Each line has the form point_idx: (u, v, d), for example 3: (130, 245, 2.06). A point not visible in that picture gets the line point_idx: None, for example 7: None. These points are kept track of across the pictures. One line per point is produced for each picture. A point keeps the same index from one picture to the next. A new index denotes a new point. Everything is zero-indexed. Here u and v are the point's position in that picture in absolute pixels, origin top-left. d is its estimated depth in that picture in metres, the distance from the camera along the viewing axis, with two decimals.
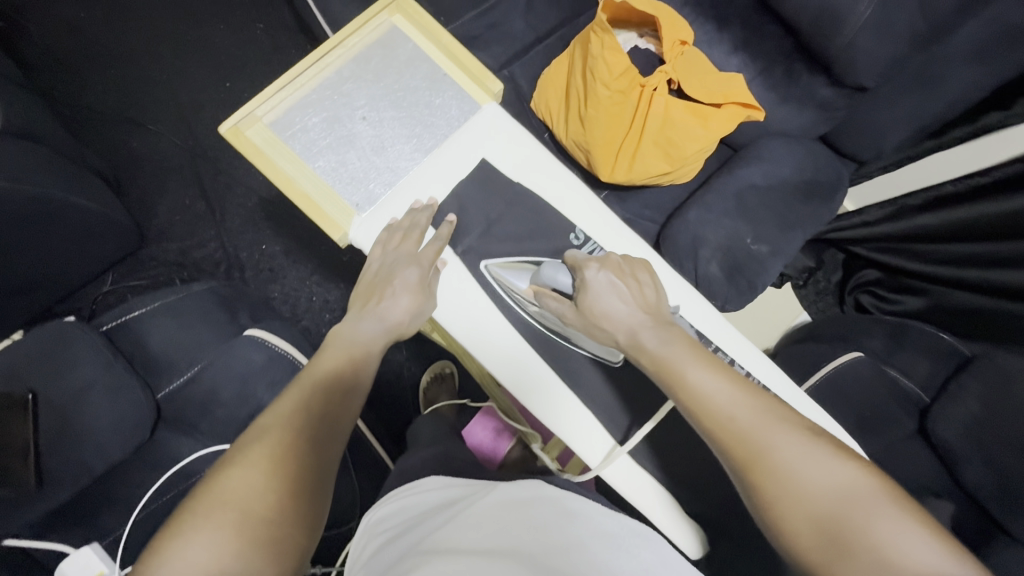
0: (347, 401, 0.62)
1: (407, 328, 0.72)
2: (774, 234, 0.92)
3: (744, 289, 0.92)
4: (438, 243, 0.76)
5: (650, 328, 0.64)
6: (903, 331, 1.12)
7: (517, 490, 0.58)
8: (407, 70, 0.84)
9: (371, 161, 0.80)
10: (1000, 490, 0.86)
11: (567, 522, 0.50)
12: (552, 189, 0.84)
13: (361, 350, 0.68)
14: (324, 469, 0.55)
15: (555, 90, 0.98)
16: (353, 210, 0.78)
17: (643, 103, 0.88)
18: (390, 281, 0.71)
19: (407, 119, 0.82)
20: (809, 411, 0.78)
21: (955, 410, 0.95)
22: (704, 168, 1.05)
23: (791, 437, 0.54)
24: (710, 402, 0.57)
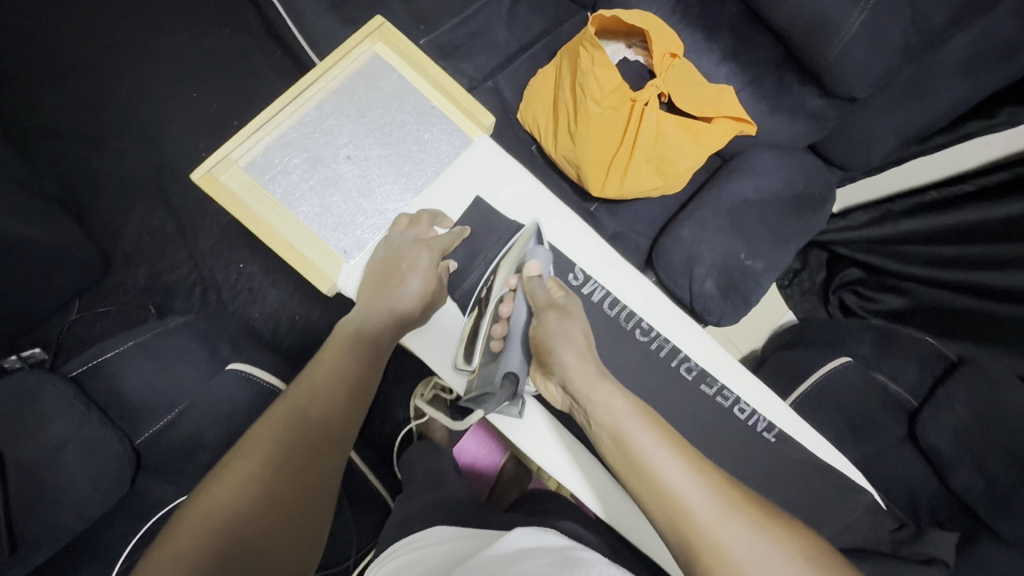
0: (352, 408, 0.58)
1: (415, 318, 0.69)
2: (768, 252, 0.91)
3: (740, 307, 0.90)
4: (451, 236, 0.75)
5: (598, 380, 0.60)
6: (892, 336, 1.12)
7: (516, 538, 0.55)
8: (393, 104, 0.82)
9: (358, 204, 0.78)
10: (988, 496, 0.87)
11: (571, 571, 0.48)
12: (548, 225, 0.80)
13: (367, 346, 0.64)
14: (325, 475, 0.52)
15: (542, 103, 0.95)
16: (340, 257, 0.76)
17: (634, 118, 0.86)
18: (399, 265, 0.71)
19: (394, 156, 0.81)
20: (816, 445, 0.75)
21: (944, 418, 0.95)
22: (694, 178, 1.04)
23: (741, 524, 0.48)
24: (652, 468, 0.53)
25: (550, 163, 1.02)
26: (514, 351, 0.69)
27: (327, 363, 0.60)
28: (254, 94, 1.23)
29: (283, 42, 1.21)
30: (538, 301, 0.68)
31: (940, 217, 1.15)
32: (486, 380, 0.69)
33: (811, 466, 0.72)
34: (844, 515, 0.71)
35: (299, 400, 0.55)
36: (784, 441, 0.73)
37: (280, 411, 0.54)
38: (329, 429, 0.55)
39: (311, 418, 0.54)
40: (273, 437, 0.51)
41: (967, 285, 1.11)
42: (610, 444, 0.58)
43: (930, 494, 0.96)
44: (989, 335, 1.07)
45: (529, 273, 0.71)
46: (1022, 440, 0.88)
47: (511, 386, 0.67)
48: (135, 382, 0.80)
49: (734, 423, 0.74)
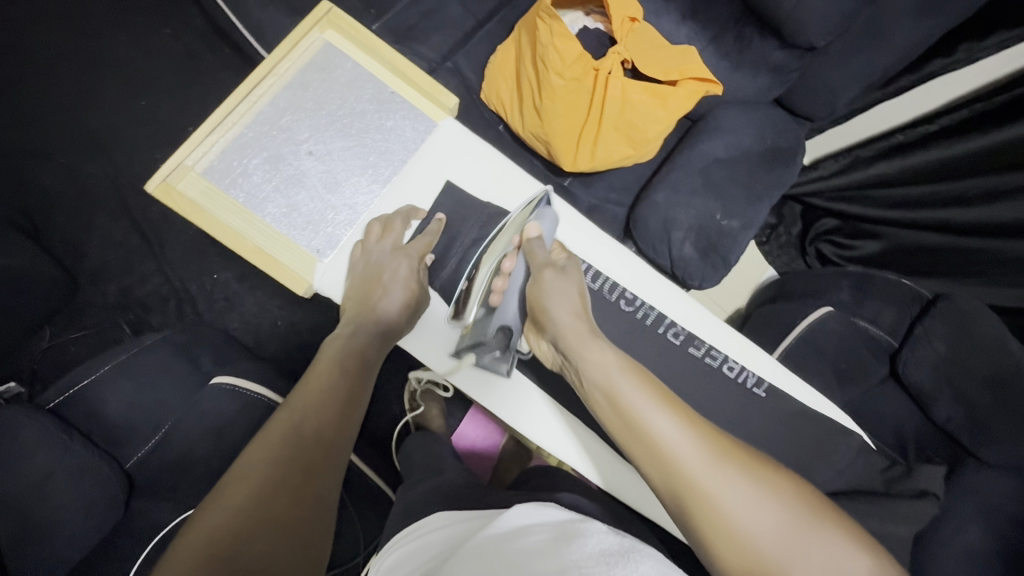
0: (344, 420, 0.58)
1: (401, 327, 0.68)
2: (743, 209, 0.92)
3: (721, 267, 0.91)
4: (428, 237, 0.74)
5: (590, 340, 0.63)
6: (869, 280, 1.15)
7: (517, 516, 0.56)
8: (351, 92, 0.80)
9: (326, 201, 0.76)
10: (970, 422, 0.92)
11: (570, 543, 0.49)
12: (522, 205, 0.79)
13: (356, 362, 0.64)
14: (322, 491, 0.51)
15: (506, 79, 0.93)
16: (314, 256, 0.74)
17: (600, 87, 0.85)
18: (379, 276, 0.70)
19: (358, 148, 0.78)
20: (806, 396, 0.76)
21: (923, 351, 0.99)
22: (666, 143, 1.04)
23: (730, 472, 0.51)
24: (644, 423, 0.56)
25: (520, 140, 1.01)
26: (511, 306, 0.73)
27: (316, 379, 0.60)
28: (206, 95, 1.18)
29: (230, 38, 1.16)
30: (536, 260, 0.70)
31: (904, 159, 1.17)
32: (480, 332, 0.71)
33: (802, 416, 0.74)
34: (834, 461, 0.72)
35: (290, 416, 0.55)
36: (775, 396, 0.75)
37: (272, 428, 0.54)
38: (323, 442, 0.54)
39: (304, 432, 0.54)
40: (268, 455, 0.51)
41: (936, 224, 1.14)
42: (602, 400, 0.60)
43: (914, 428, 1.00)
44: (961, 271, 1.12)
45: (528, 234, 0.72)
46: (998, 366, 0.92)
47: (504, 337, 0.72)
48: (116, 403, 0.78)
49: (724, 382, 0.75)
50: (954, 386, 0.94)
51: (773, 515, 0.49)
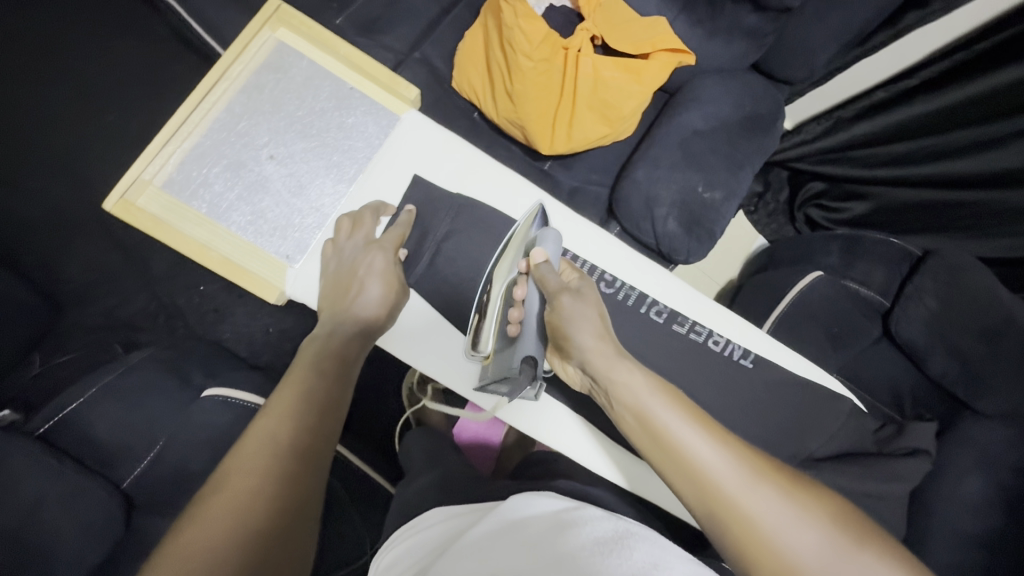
0: (322, 427, 0.56)
1: (380, 324, 0.69)
2: (724, 181, 0.91)
3: (706, 240, 0.90)
4: (399, 228, 0.74)
5: (617, 360, 0.59)
6: (857, 242, 1.15)
7: (510, 510, 0.57)
8: (309, 91, 0.79)
9: (292, 205, 0.76)
10: (966, 374, 0.91)
11: (560, 534, 0.49)
12: (493, 193, 0.80)
13: (336, 362, 0.63)
14: (303, 497, 0.51)
15: (475, 65, 0.91)
16: (284, 262, 0.74)
17: (570, 66, 0.84)
18: (355, 273, 0.69)
19: (320, 148, 0.78)
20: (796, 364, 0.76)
21: (914, 309, 0.99)
22: (644, 118, 1.03)
23: (766, 492, 0.51)
24: (680, 447, 0.53)
25: (495, 128, 0.99)
26: (530, 335, 0.67)
27: (293, 384, 0.59)
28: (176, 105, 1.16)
29: (194, 45, 1.13)
30: (548, 286, 0.66)
31: (895, 114, 1.15)
32: (503, 365, 0.67)
33: (791, 384, 0.74)
34: (826, 426, 0.73)
35: (268, 425, 0.54)
36: (763, 365, 0.75)
37: (248, 439, 0.53)
38: (300, 451, 0.53)
39: (281, 443, 0.53)
40: (246, 468, 0.50)
41: (932, 179, 1.12)
42: (633, 422, 0.58)
43: (911, 385, 1.02)
44: (951, 225, 1.12)
45: (535, 260, 0.68)
46: (988, 318, 0.92)
47: (530, 368, 0.66)
48: (106, 424, 0.78)
49: (710, 356, 0.75)
50: (947, 341, 0.94)
51: (813, 536, 0.49)
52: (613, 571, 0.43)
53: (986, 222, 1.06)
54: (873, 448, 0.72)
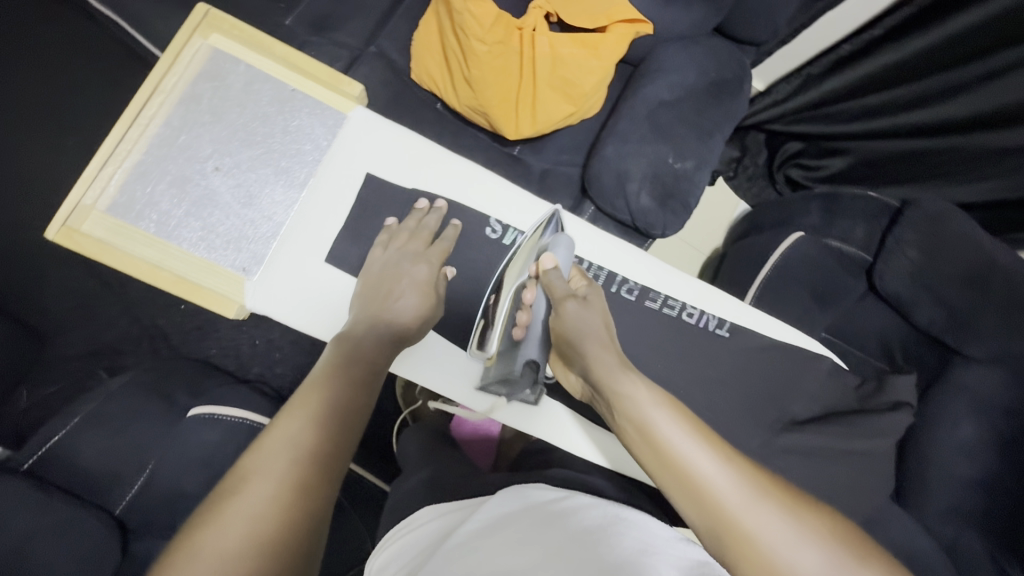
0: (344, 437, 0.57)
1: (412, 333, 0.71)
2: (694, 149, 0.90)
3: (681, 212, 0.89)
4: (446, 243, 0.77)
5: (621, 371, 0.60)
6: (836, 199, 1.15)
7: (509, 500, 0.57)
8: (249, 97, 0.78)
9: (243, 216, 0.75)
10: (950, 322, 0.97)
11: (562, 518, 0.50)
12: (451, 185, 0.81)
13: (364, 368, 0.64)
14: (328, 495, 0.52)
15: (431, 54, 0.89)
16: (241, 275, 0.73)
17: (527, 46, 0.81)
18: (398, 279, 0.72)
19: (266, 155, 0.77)
20: (770, 328, 0.79)
21: (897, 262, 1.03)
22: (610, 93, 1.02)
23: (770, 511, 0.50)
24: (681, 459, 0.53)
25: (459, 116, 0.97)
26: (534, 341, 0.71)
27: (318, 392, 0.59)
28: None
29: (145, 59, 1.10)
30: (555, 293, 0.68)
31: (869, 62, 1.12)
32: (508, 367, 0.71)
33: (769, 348, 0.76)
34: (808, 389, 0.76)
35: (290, 430, 0.54)
36: (738, 332, 0.77)
37: (269, 443, 0.53)
38: (322, 459, 0.53)
39: (302, 450, 0.53)
40: (266, 472, 0.50)
41: (907, 128, 1.11)
42: (634, 433, 0.58)
43: (899, 335, 1.08)
44: (934, 171, 1.13)
45: (544, 265, 0.70)
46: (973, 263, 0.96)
47: (531, 373, 0.72)
48: (93, 453, 0.78)
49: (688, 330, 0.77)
50: (931, 291, 0.99)
51: (814, 558, 0.48)
52: (612, 552, 0.44)
53: (964, 167, 1.07)
54: (856, 405, 0.77)
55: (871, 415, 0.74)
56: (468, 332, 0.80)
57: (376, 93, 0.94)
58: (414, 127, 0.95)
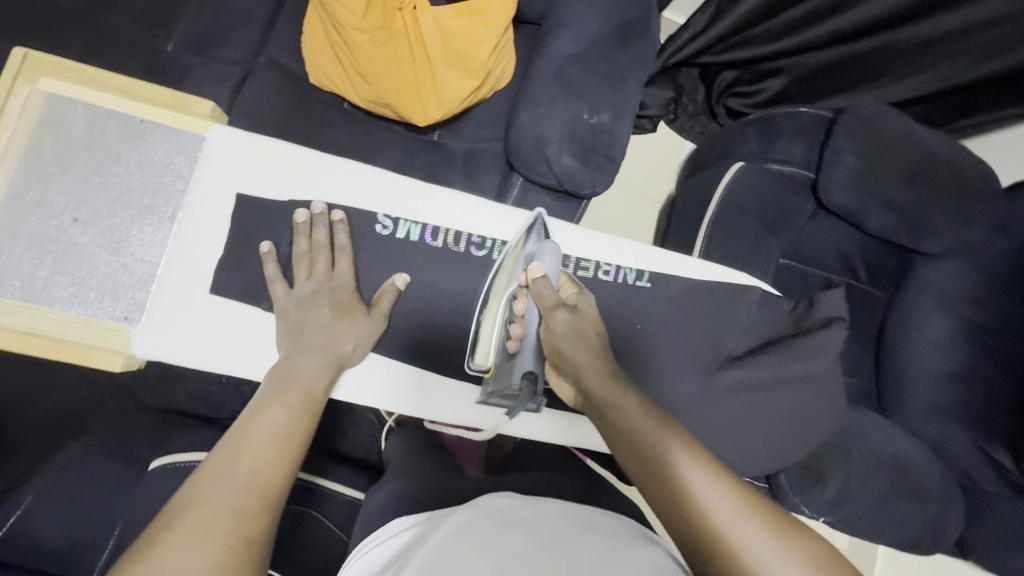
0: (290, 465, 0.56)
1: (345, 352, 0.71)
2: (609, 101, 0.87)
3: (606, 167, 0.87)
4: (347, 252, 0.75)
5: (613, 380, 0.63)
6: (771, 121, 1.12)
7: (480, 501, 0.59)
8: (97, 138, 0.75)
9: (114, 263, 0.73)
10: (902, 225, 1.03)
11: (526, 515, 0.55)
12: (334, 188, 0.79)
13: (304, 397, 0.64)
14: (271, 521, 0.51)
15: (322, 53, 0.85)
16: (125, 324, 0.72)
17: (412, 26, 0.78)
18: (316, 309, 0.71)
19: (124, 196, 0.75)
20: (691, 269, 0.82)
21: (839, 174, 1.02)
22: (519, 58, 0.99)
23: (754, 530, 0.49)
24: (669, 469, 0.54)
25: (369, 113, 0.94)
26: (529, 351, 0.69)
27: (257, 420, 0.59)
28: None
29: None
30: (545, 302, 0.66)
31: None
32: (503, 378, 0.71)
33: (693, 291, 0.80)
34: (743, 321, 0.79)
35: (228, 459, 0.53)
36: (659, 281, 0.80)
37: (207, 473, 0.52)
38: (263, 485, 0.53)
39: (240, 475, 0.52)
40: (202, 499, 0.49)
41: (837, 33, 1.14)
42: (624, 444, 0.59)
43: (858, 246, 1.13)
44: (866, 76, 1.20)
45: (533, 274, 0.69)
46: (915, 162, 1.02)
47: (529, 386, 0.70)
48: None
49: (608, 286, 0.79)
50: (878, 195, 1.02)
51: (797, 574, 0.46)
52: (579, 538, 0.50)
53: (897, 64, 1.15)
54: (793, 327, 0.81)
55: (805, 337, 0.80)
56: (409, 329, 0.79)
57: (275, 104, 0.90)
58: (323, 132, 0.92)
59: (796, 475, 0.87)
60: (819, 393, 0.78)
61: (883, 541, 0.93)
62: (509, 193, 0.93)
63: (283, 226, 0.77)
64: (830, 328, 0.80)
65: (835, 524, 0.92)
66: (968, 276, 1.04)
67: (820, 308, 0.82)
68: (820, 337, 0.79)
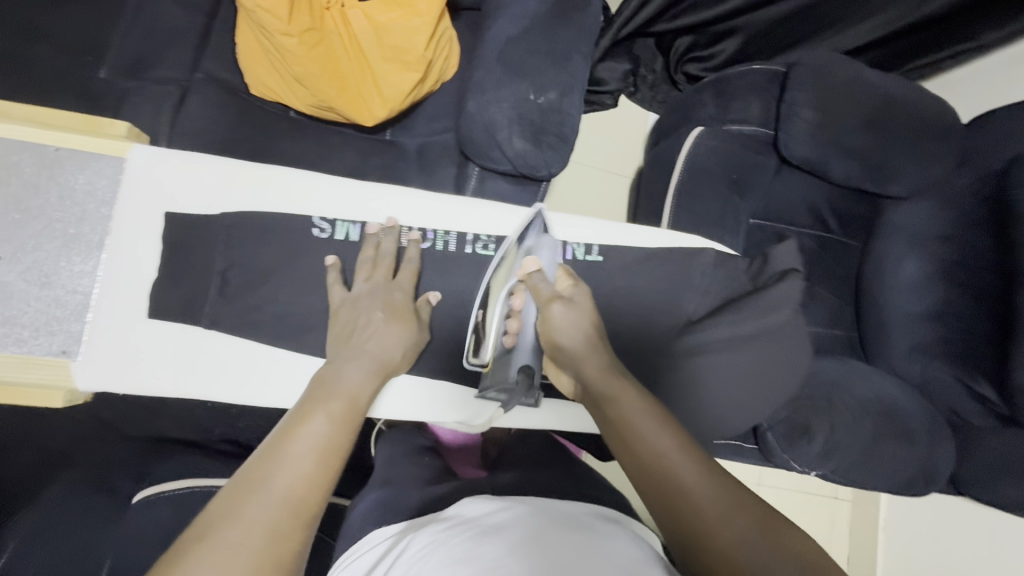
0: (328, 479, 0.53)
1: (393, 356, 0.69)
2: (554, 78, 0.85)
3: (559, 146, 0.86)
4: (411, 263, 0.78)
5: (615, 379, 0.66)
6: (726, 81, 1.10)
7: (464, 509, 0.55)
8: (10, 170, 0.72)
9: (45, 298, 0.72)
10: (865, 171, 1.02)
11: (523, 517, 0.51)
12: (269, 199, 0.79)
13: (345, 404, 0.60)
14: (302, 543, 0.48)
15: (258, 63, 0.83)
16: (64, 358, 0.71)
17: (342, 25, 0.78)
18: (370, 314, 0.70)
19: (46, 229, 0.73)
20: (638, 236, 0.85)
21: (798, 128, 1.01)
22: (463, 46, 0.97)
23: (746, 525, 0.51)
24: (667, 466, 0.57)
25: (316, 118, 0.93)
26: (525, 348, 0.74)
27: (299, 427, 0.55)
28: None
29: None
30: (541, 296, 0.70)
31: None
32: (503, 373, 0.75)
33: (645, 259, 0.83)
34: (698, 284, 0.84)
35: (265, 471, 0.50)
36: (611, 253, 0.83)
37: (243, 485, 0.49)
38: (298, 502, 0.49)
39: (277, 491, 0.49)
40: (235, 517, 0.46)
41: None
42: (620, 443, 0.62)
43: (827, 196, 1.13)
44: (824, 25, 1.19)
45: (528, 269, 0.73)
46: (872, 107, 1.01)
47: (526, 379, 0.75)
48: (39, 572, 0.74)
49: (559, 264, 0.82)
50: (838, 144, 1.01)
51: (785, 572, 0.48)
52: (574, 540, 0.47)
53: (850, 9, 1.15)
54: (750, 285, 0.86)
55: (766, 290, 0.84)
56: None
57: (219, 119, 0.88)
58: (272, 143, 0.90)
59: (782, 431, 0.88)
60: (783, 344, 0.82)
61: (879, 487, 0.93)
62: (467, 183, 0.93)
63: (221, 240, 0.77)
64: (785, 280, 0.84)
65: (829, 476, 0.92)
66: (937, 216, 1.03)
67: (773, 263, 0.86)
68: (775, 293, 0.83)
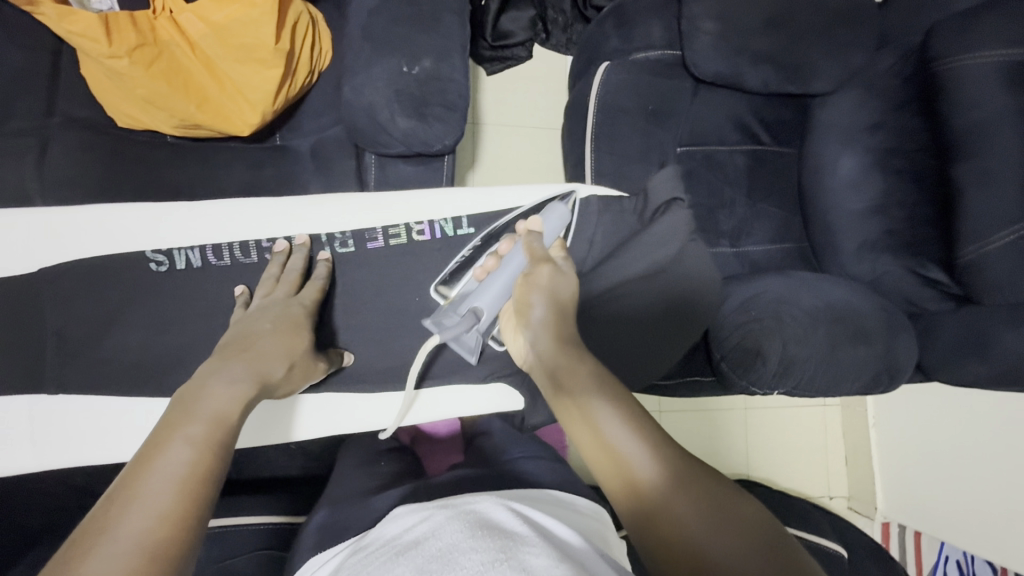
0: (195, 507, 0.44)
1: (274, 372, 0.63)
2: (426, 45, 0.79)
3: (447, 116, 0.80)
4: (318, 280, 0.77)
5: (572, 354, 0.57)
6: (623, 7, 1.03)
7: (393, 526, 0.51)
8: None
9: None
10: (780, 75, 0.98)
11: (438, 528, 0.45)
12: (88, 241, 0.78)
13: (213, 426, 0.52)
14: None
15: (109, 95, 0.77)
16: None
17: (176, 34, 0.72)
18: (261, 326, 0.66)
19: None
20: (510, 195, 0.85)
21: (703, 43, 0.95)
22: (335, 30, 0.91)
23: (685, 499, 0.43)
24: (616, 445, 0.47)
25: (196, 139, 0.87)
26: (487, 287, 0.69)
27: (150, 461, 0.46)
28: None
29: None
30: (535, 254, 0.69)
31: None
32: (458, 301, 0.71)
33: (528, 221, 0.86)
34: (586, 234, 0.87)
35: (112, 515, 0.41)
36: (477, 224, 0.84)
37: (82, 539, 0.39)
38: (156, 543, 0.40)
39: (125, 536, 0.39)
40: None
41: None
42: (574, 420, 0.52)
43: (752, 107, 1.08)
44: None
45: (530, 229, 0.75)
46: (775, 5, 0.95)
47: (471, 319, 0.69)
48: None
49: (426, 244, 0.84)
50: (748, 52, 0.95)
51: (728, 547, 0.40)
52: (489, 543, 0.41)
53: None
54: (637, 222, 0.89)
55: (653, 224, 0.87)
56: None
57: (88, 161, 0.83)
58: (152, 174, 0.85)
59: (735, 359, 0.87)
60: (682, 270, 0.85)
61: (844, 392, 0.91)
62: (368, 174, 0.88)
63: (48, 298, 0.77)
64: (669, 211, 0.86)
65: (793, 391, 0.90)
66: (864, 105, 0.98)
67: (654, 197, 0.89)
68: (664, 221, 0.86)
